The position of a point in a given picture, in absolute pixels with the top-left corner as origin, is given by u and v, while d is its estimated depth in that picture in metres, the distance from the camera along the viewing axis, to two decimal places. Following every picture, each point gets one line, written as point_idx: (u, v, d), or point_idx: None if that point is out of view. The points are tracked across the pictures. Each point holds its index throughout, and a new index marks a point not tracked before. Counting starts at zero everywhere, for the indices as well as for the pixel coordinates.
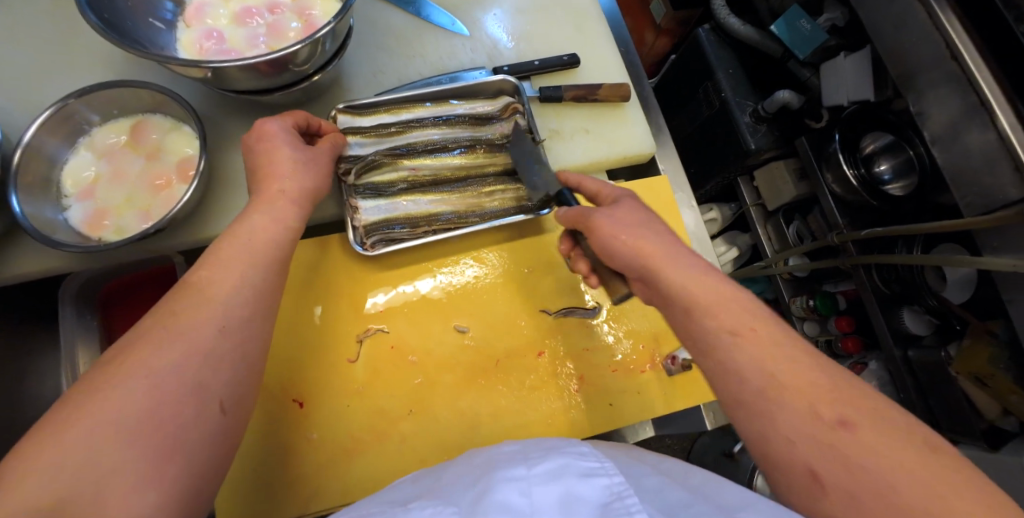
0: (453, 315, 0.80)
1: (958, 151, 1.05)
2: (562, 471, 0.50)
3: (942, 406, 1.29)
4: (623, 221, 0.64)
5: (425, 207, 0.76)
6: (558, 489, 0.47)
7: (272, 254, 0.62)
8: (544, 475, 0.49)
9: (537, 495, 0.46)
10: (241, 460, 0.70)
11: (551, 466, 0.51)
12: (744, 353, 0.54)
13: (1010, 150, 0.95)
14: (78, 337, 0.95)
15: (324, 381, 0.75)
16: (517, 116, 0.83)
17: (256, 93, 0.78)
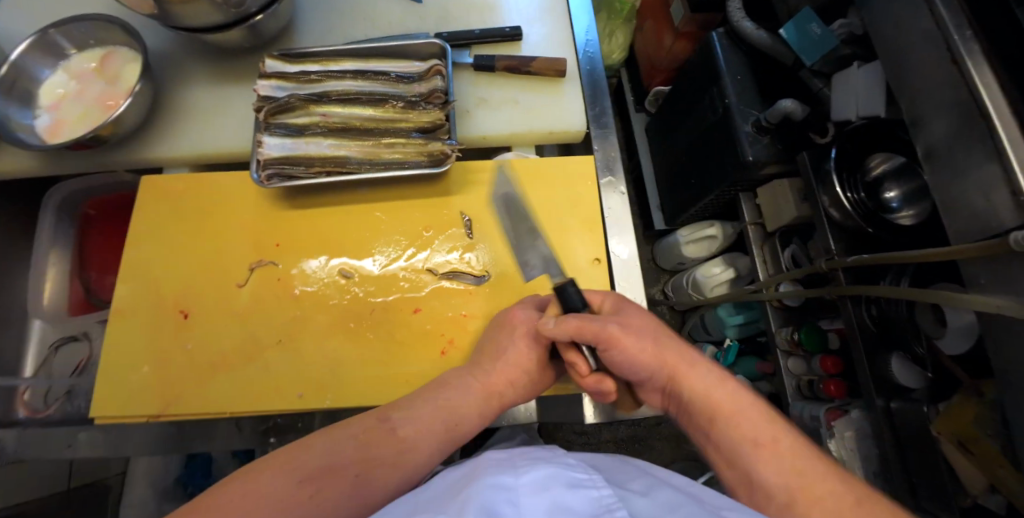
0: (343, 260, 0.82)
1: (950, 170, 0.87)
2: (550, 481, 0.56)
3: (921, 470, 1.04)
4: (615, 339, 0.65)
5: (326, 150, 0.80)
6: (546, 498, 0.53)
7: None
8: (530, 486, 0.55)
9: (525, 504, 0.52)
10: (126, 355, 0.78)
11: (540, 477, 0.57)
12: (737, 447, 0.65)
13: (1005, 169, 0.76)
14: (53, 242, 1.06)
15: (211, 300, 0.80)
16: (437, 77, 0.84)
17: (206, 32, 0.84)
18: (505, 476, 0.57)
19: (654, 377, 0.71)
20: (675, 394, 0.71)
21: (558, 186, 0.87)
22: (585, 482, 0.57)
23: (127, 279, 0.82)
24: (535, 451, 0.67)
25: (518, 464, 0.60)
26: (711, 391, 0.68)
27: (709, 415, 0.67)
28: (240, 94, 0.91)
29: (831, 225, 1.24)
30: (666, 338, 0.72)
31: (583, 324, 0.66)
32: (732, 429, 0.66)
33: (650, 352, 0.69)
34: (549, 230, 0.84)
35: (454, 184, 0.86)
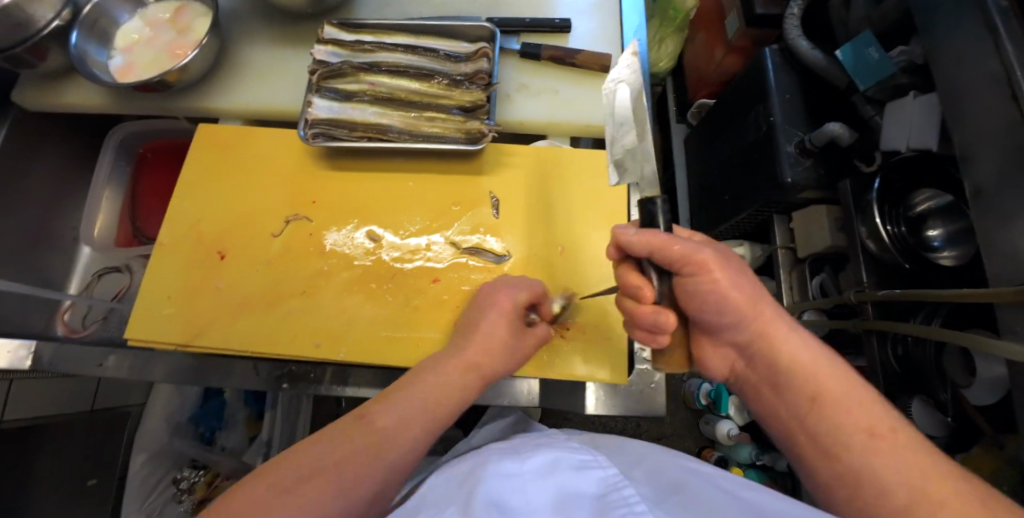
0: (372, 224, 0.85)
1: (995, 211, 0.83)
2: (555, 466, 0.62)
3: None
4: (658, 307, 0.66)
5: (368, 117, 0.83)
6: (553, 484, 0.59)
7: None
8: (535, 471, 0.61)
9: (532, 490, 0.58)
10: (163, 286, 0.83)
11: (545, 463, 0.63)
12: (820, 404, 0.64)
13: None
14: (107, 176, 1.13)
15: (246, 244, 0.85)
16: (483, 59, 0.86)
17: None
18: (512, 465, 0.63)
19: (740, 329, 0.70)
20: (765, 353, 0.69)
21: (587, 178, 0.87)
22: (591, 462, 0.63)
23: (172, 216, 0.87)
24: (537, 438, 0.74)
25: (522, 451, 0.67)
26: (815, 363, 0.66)
27: (813, 392, 0.64)
28: (296, 57, 0.96)
29: (866, 257, 1.22)
30: (765, 297, 0.70)
31: (652, 240, 0.66)
32: (839, 413, 0.62)
33: (743, 296, 0.68)
34: (573, 220, 0.85)
35: (486, 164, 0.88)
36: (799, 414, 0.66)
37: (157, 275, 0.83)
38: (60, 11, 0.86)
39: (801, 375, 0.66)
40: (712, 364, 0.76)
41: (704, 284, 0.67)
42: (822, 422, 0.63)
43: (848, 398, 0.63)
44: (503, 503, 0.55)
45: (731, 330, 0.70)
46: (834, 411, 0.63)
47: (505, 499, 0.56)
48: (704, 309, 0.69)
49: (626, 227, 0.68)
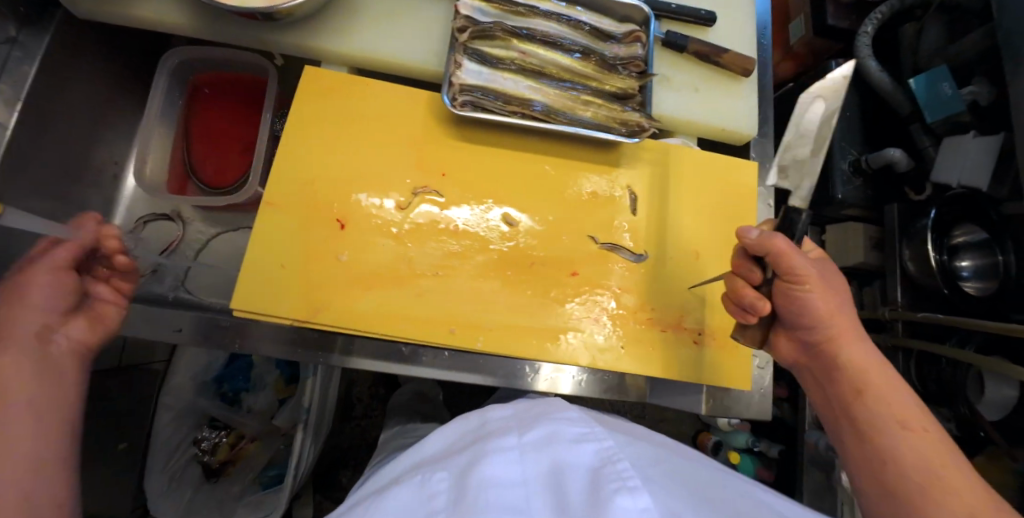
0: (507, 208, 0.80)
1: None
2: (551, 440, 0.68)
3: None
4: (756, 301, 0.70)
5: (521, 90, 0.76)
6: (549, 456, 0.65)
7: None
8: (532, 444, 0.67)
9: (528, 462, 0.64)
10: (274, 252, 0.74)
11: (543, 436, 0.68)
12: (885, 412, 0.66)
13: None
14: (157, 107, 0.97)
15: (369, 214, 0.77)
16: (636, 44, 0.82)
17: None
18: (511, 437, 0.69)
19: (814, 331, 0.71)
20: (827, 353, 0.71)
21: (718, 189, 0.88)
22: (588, 436, 0.68)
23: (281, 173, 0.77)
24: (536, 405, 0.79)
25: (522, 424, 0.72)
26: (873, 367, 0.69)
27: (860, 384, 0.69)
28: (420, 5, 0.86)
29: (904, 278, 1.34)
30: (850, 309, 0.71)
31: (780, 248, 0.66)
32: (881, 405, 0.67)
33: (828, 305, 0.69)
34: (705, 228, 0.86)
35: (624, 156, 0.85)
36: (844, 399, 0.70)
37: (268, 239, 0.74)
38: None
39: (869, 381, 0.68)
40: (777, 352, 0.78)
41: (798, 292, 0.68)
42: (881, 417, 0.67)
43: (915, 416, 0.66)
44: (496, 473, 0.62)
45: (806, 329, 0.72)
46: (909, 435, 0.65)
47: (496, 471, 0.62)
48: (795, 308, 0.70)
49: (748, 227, 0.69)
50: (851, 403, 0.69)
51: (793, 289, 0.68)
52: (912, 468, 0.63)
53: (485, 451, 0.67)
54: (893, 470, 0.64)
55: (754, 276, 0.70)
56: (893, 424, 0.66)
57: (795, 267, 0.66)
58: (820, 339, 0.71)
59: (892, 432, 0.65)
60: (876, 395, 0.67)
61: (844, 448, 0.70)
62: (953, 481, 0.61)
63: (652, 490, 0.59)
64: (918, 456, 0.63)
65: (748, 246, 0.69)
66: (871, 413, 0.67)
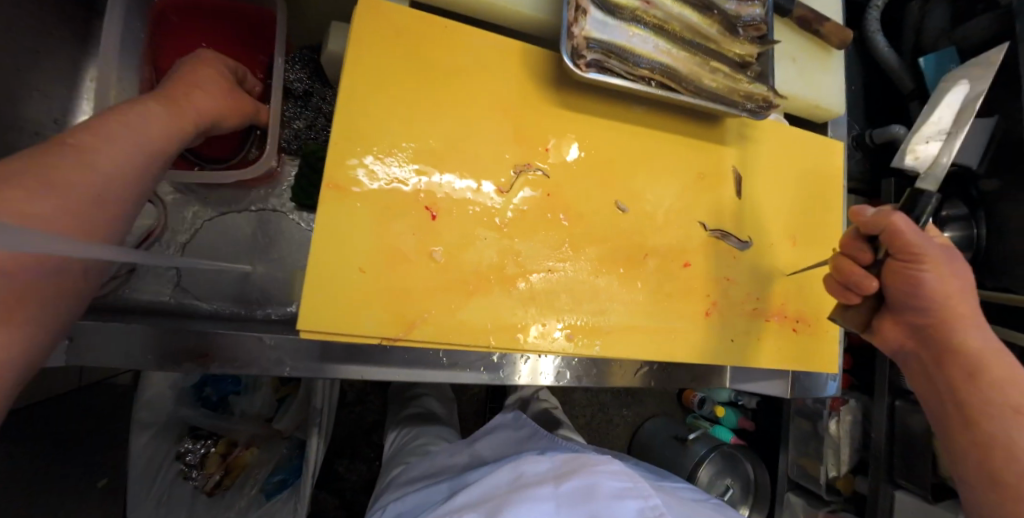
0: (616, 190, 0.70)
1: None
2: (588, 493, 0.69)
3: (904, 454, 1.39)
4: (858, 282, 0.66)
5: (649, 50, 0.63)
6: (588, 511, 0.66)
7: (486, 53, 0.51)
8: (569, 497, 0.69)
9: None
10: (350, 253, 0.57)
11: (581, 488, 0.69)
12: (1002, 397, 0.64)
13: None
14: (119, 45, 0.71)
15: (465, 198, 0.62)
16: (756, 2, 0.72)
17: None
18: (547, 486, 0.71)
19: (926, 313, 0.65)
20: (939, 336, 0.66)
21: (809, 170, 0.83)
22: (630, 493, 0.69)
23: (345, 146, 0.59)
24: (572, 452, 0.78)
25: (559, 474, 0.73)
26: (993, 353, 0.64)
27: (974, 368, 0.65)
28: None
29: None
30: (971, 290, 0.65)
31: (892, 226, 0.60)
32: (993, 391, 0.64)
33: (948, 287, 0.62)
34: (799, 211, 0.82)
35: (729, 131, 0.77)
36: (954, 382, 0.67)
37: (341, 238, 0.57)
38: None
39: (983, 365, 0.64)
40: (876, 332, 0.73)
41: (915, 275, 0.61)
42: (991, 404, 0.64)
43: None
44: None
45: (916, 311, 0.65)
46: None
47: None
48: (908, 292, 0.64)
49: (863, 205, 0.64)
50: (963, 388, 0.66)
51: (909, 270, 0.62)
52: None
53: (525, 504, 0.67)
54: (1003, 461, 0.63)
55: (862, 254, 0.66)
56: (1006, 410, 0.64)
57: (919, 247, 0.59)
58: (934, 323, 0.65)
59: (1006, 418, 0.64)
60: (991, 381, 0.64)
61: (949, 428, 0.69)
62: None
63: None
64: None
65: (861, 224, 0.64)
66: (980, 399, 0.65)
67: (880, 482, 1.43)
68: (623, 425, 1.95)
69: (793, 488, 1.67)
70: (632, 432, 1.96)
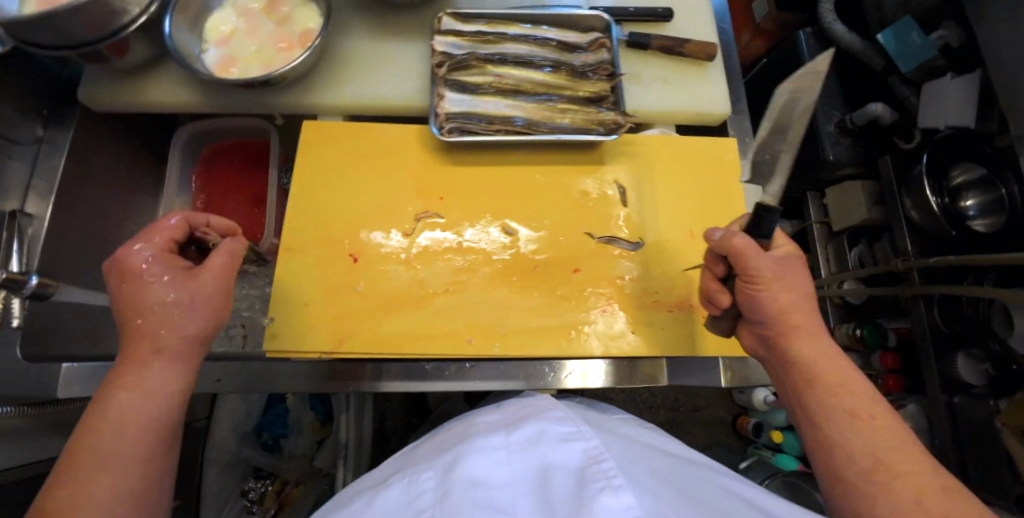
0: (503, 219, 0.86)
1: None
2: (537, 439, 0.68)
3: (978, 460, 1.22)
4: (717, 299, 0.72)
5: (502, 110, 0.82)
6: (534, 456, 0.65)
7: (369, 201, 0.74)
8: (520, 443, 0.67)
9: (514, 463, 0.64)
10: (298, 295, 0.81)
11: (530, 435, 0.68)
12: (835, 402, 0.64)
13: None
14: (175, 183, 1.06)
15: (380, 243, 0.83)
16: (602, 50, 0.87)
17: None
18: (498, 437, 0.70)
19: (769, 325, 0.68)
20: (780, 348, 0.69)
21: (701, 170, 0.91)
22: (574, 435, 0.67)
23: (293, 222, 0.84)
24: (526, 404, 0.78)
25: (510, 426, 0.72)
26: (826, 358, 0.66)
27: (811, 377, 0.66)
28: (402, 49, 0.92)
29: (909, 226, 1.34)
30: (810, 303, 0.68)
31: (742, 248, 0.64)
32: (830, 395, 0.64)
33: (782, 302, 0.66)
34: (696, 208, 0.89)
35: (608, 153, 0.90)
36: (795, 390, 0.68)
37: (288, 284, 0.81)
38: (148, 5, 0.79)
39: (818, 372, 0.66)
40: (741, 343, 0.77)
41: (752, 291, 0.66)
42: (828, 407, 0.64)
43: (864, 405, 0.63)
44: (483, 476, 0.62)
45: (758, 323, 0.69)
46: (859, 424, 0.62)
47: (482, 473, 0.62)
48: (752, 307, 0.68)
49: (719, 227, 0.66)
50: (802, 394, 0.67)
51: (746, 288, 0.67)
52: (860, 456, 0.61)
53: (474, 451, 0.66)
54: (842, 464, 0.61)
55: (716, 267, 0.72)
56: (841, 415, 0.63)
57: (756, 267, 0.64)
58: (774, 334, 0.68)
59: (840, 421, 0.63)
60: (825, 386, 0.65)
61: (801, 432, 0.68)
62: (902, 468, 0.59)
63: (637, 488, 0.58)
64: (866, 443, 0.61)
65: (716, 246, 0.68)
66: (818, 405, 0.65)
67: None
68: None
69: None
70: None
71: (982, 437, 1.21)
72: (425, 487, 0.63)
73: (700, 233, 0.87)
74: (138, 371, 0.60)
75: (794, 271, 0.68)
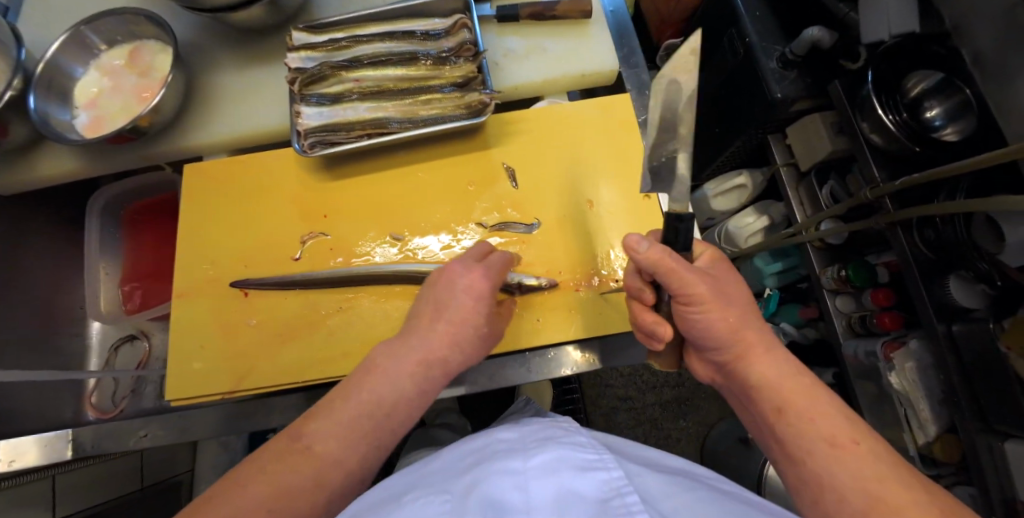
0: (390, 225, 0.82)
1: None
2: (559, 464, 0.58)
3: (989, 393, 1.09)
4: (660, 328, 0.68)
5: (361, 114, 0.80)
6: (555, 483, 0.55)
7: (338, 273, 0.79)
8: (539, 468, 0.58)
9: (532, 489, 0.55)
10: (194, 336, 0.80)
11: (548, 459, 0.59)
12: (812, 430, 0.61)
13: None
14: (99, 247, 1.06)
15: (269, 272, 0.82)
16: (463, 31, 0.82)
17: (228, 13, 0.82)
18: (514, 461, 0.60)
19: (723, 349, 0.68)
20: (738, 372, 0.68)
21: (595, 134, 0.86)
22: (596, 464, 0.59)
23: (182, 266, 0.83)
24: (547, 427, 0.69)
25: (528, 447, 0.63)
26: (791, 381, 0.65)
27: (778, 404, 0.64)
28: (269, 73, 0.90)
29: (873, 152, 1.19)
30: (756, 321, 0.69)
31: (664, 259, 0.63)
32: (803, 423, 0.61)
33: (732, 321, 0.67)
34: (593, 173, 0.84)
35: (491, 136, 0.85)
36: (767, 420, 0.65)
37: (184, 328, 0.80)
38: (10, 80, 0.81)
39: (783, 396, 0.64)
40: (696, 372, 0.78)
41: (698, 314, 0.66)
42: (804, 436, 0.61)
43: (843, 432, 0.60)
44: (500, 502, 0.53)
45: (713, 349, 0.69)
46: (840, 454, 0.58)
47: (500, 503, 0.53)
48: (692, 326, 0.68)
49: (638, 236, 0.64)
50: (773, 422, 0.64)
51: (680, 307, 0.67)
52: (851, 493, 0.56)
53: (489, 474, 0.57)
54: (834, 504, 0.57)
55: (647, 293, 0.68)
56: (821, 445, 0.59)
57: (682, 285, 0.64)
58: (731, 360, 0.68)
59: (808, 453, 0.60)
60: (797, 411, 0.62)
61: (780, 469, 0.65)
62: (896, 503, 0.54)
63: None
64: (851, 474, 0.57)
65: (638, 258, 0.64)
66: (793, 435, 0.62)
67: (973, 434, 1.13)
68: (686, 439, 1.72)
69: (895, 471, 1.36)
70: (700, 444, 1.72)
71: (988, 363, 1.08)
72: (432, 510, 0.54)
73: (599, 203, 0.83)
74: (411, 377, 0.66)
75: (731, 285, 0.70)
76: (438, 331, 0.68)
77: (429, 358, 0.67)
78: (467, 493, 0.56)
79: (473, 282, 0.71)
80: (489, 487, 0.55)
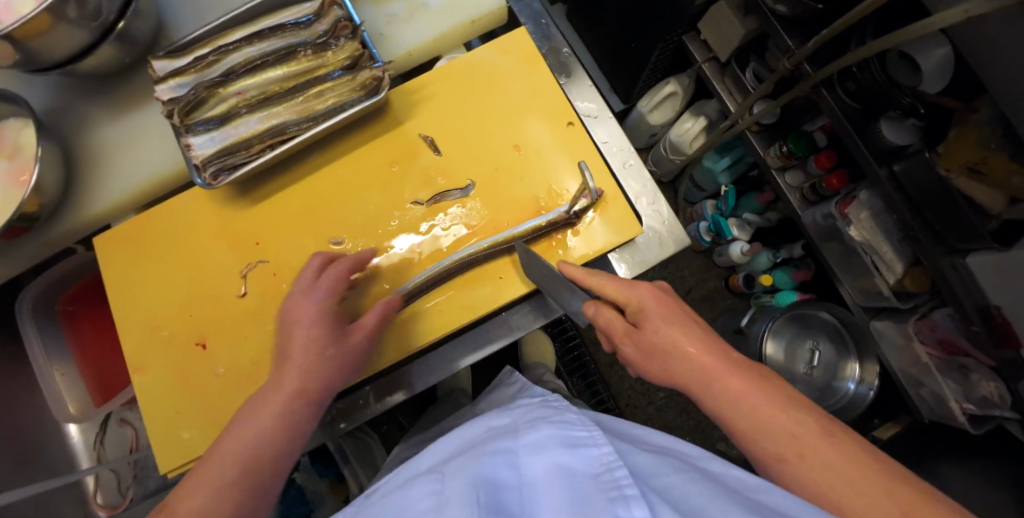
0: (324, 231, 0.79)
1: None
2: (550, 441, 0.52)
3: (941, 218, 1.10)
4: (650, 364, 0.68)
5: (255, 127, 0.75)
6: (546, 459, 0.50)
7: (264, 293, 0.78)
8: (531, 446, 0.52)
9: (524, 466, 0.50)
10: (165, 404, 0.77)
11: (539, 436, 0.53)
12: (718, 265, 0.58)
13: None
14: (49, 354, 0.98)
15: (216, 318, 0.78)
16: (334, 8, 0.77)
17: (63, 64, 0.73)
18: (507, 440, 0.55)
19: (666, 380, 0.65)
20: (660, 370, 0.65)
21: (500, 78, 0.83)
22: (585, 440, 0.52)
23: (129, 340, 0.79)
24: (541, 408, 0.62)
25: (521, 428, 0.57)
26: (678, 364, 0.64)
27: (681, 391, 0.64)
28: (150, 115, 0.83)
29: (781, 21, 1.18)
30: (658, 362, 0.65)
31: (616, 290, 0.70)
32: None
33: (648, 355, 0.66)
34: (510, 118, 0.82)
35: (399, 110, 0.82)
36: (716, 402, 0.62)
37: (151, 399, 0.77)
38: None
39: None
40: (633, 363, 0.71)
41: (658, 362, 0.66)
42: None
43: None
44: (490, 480, 0.49)
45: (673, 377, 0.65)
46: None
47: (492, 477, 0.49)
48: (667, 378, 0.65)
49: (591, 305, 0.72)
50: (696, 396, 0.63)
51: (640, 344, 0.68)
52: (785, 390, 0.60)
53: (478, 455, 0.52)
54: None
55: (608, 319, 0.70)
56: (657, 322, 0.65)
57: None
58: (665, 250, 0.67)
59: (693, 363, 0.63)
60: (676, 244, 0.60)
61: None
62: None
63: (655, 497, 0.44)
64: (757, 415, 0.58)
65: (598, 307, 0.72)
66: None
67: (938, 259, 1.13)
68: None
69: (874, 314, 1.41)
70: None
71: (933, 192, 1.09)
72: (420, 492, 0.50)
73: (526, 144, 0.81)
74: None
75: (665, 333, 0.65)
76: (289, 373, 0.65)
77: (303, 390, 0.65)
78: (458, 472, 0.51)
79: (304, 311, 0.68)
80: (481, 469, 0.50)
